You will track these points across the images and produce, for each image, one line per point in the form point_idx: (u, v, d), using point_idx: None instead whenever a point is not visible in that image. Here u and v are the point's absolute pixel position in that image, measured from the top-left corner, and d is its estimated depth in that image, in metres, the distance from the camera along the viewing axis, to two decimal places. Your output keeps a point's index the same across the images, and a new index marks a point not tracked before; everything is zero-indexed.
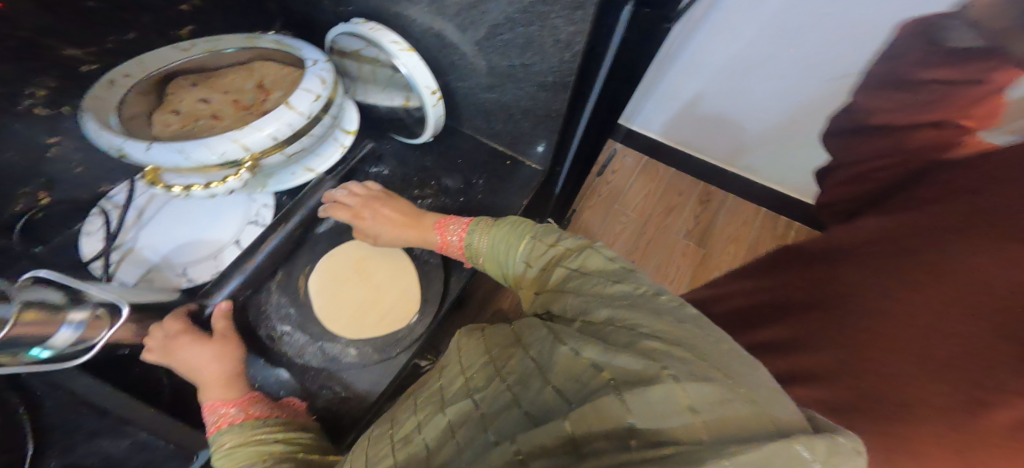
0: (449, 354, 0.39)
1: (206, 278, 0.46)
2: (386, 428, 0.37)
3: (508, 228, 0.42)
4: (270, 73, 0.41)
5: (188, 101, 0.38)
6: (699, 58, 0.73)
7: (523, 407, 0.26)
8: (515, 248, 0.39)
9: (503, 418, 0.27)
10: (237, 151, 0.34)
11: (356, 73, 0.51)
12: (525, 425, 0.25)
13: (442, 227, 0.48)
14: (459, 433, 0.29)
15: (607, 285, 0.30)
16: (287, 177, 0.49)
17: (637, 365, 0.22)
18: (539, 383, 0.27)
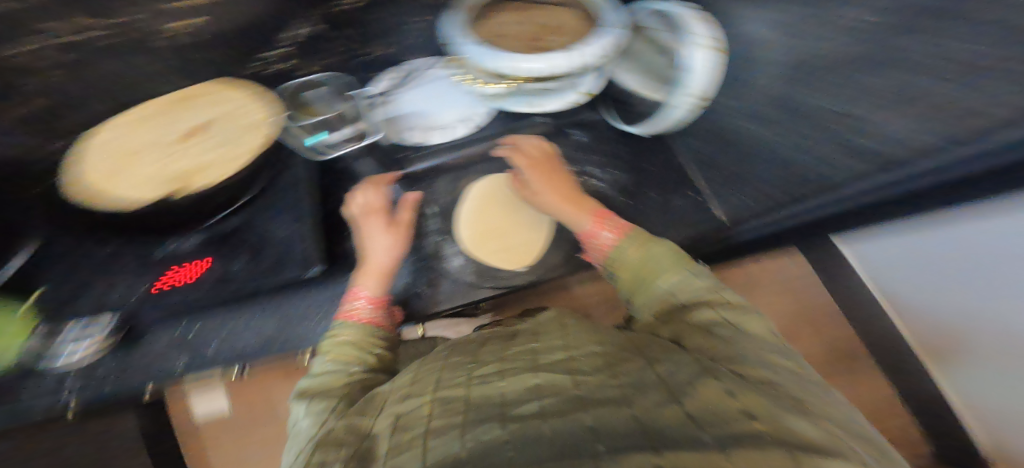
0: (550, 330, 0.41)
1: (413, 142, 0.64)
2: (465, 362, 0.40)
3: (660, 249, 0.46)
4: (572, 17, 0.50)
5: (525, 13, 0.51)
6: (886, 264, 0.66)
7: (636, 410, 0.27)
8: (665, 266, 0.44)
9: (611, 412, 0.28)
10: (524, 69, 0.45)
11: (636, 55, 0.58)
12: (635, 429, 0.26)
13: (598, 220, 0.52)
14: (551, 401, 0.30)
15: (769, 357, 0.31)
16: (516, 102, 0.60)
17: (791, 431, 0.23)
18: (661, 397, 0.28)
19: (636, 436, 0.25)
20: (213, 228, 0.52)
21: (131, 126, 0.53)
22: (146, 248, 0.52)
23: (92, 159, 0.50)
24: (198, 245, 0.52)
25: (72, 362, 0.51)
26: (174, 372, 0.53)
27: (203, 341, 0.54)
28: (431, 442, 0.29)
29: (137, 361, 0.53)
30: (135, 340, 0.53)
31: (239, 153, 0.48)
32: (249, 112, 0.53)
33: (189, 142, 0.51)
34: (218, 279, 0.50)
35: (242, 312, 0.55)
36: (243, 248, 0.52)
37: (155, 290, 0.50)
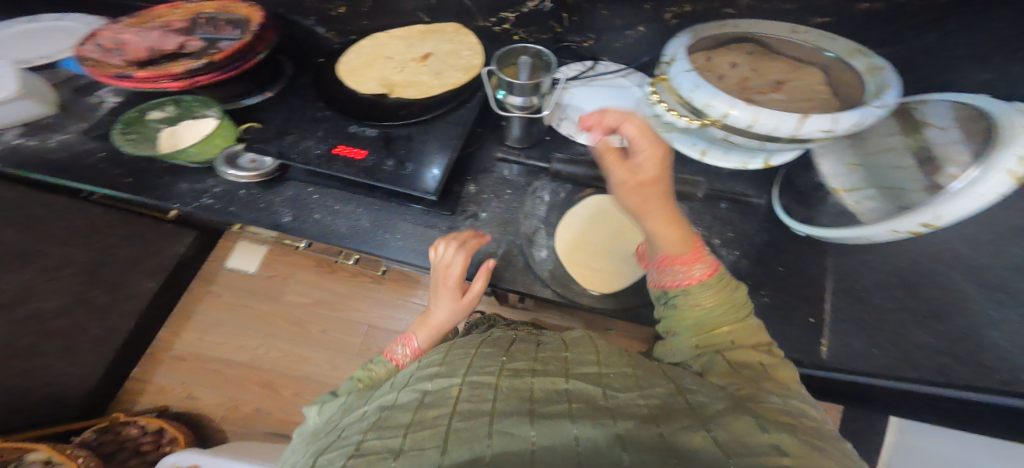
0: (583, 343, 0.44)
1: (562, 131, 0.85)
2: (495, 354, 0.43)
3: (729, 293, 0.46)
4: (811, 82, 0.64)
5: (763, 68, 0.66)
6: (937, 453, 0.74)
7: (663, 431, 0.31)
8: (725, 310, 0.46)
9: (640, 426, 0.31)
10: (722, 112, 0.58)
11: (862, 155, 0.64)
12: (659, 445, 0.30)
13: (690, 254, 0.49)
14: (579, 406, 0.34)
15: (799, 416, 0.34)
16: (689, 144, 0.76)
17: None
18: (691, 423, 0.31)
19: (661, 454, 0.29)
20: (389, 131, 0.79)
21: (401, 45, 0.93)
22: (342, 124, 0.81)
23: (360, 55, 0.91)
24: (372, 138, 0.78)
25: (240, 175, 0.80)
26: (278, 223, 0.79)
27: (314, 208, 0.80)
28: (455, 424, 0.33)
29: (268, 196, 0.81)
30: (278, 182, 0.82)
31: (449, 84, 0.84)
32: (464, 55, 0.88)
33: (411, 67, 0.88)
34: (367, 167, 0.74)
35: (350, 202, 0.80)
36: (397, 154, 0.76)
37: (335, 150, 0.77)
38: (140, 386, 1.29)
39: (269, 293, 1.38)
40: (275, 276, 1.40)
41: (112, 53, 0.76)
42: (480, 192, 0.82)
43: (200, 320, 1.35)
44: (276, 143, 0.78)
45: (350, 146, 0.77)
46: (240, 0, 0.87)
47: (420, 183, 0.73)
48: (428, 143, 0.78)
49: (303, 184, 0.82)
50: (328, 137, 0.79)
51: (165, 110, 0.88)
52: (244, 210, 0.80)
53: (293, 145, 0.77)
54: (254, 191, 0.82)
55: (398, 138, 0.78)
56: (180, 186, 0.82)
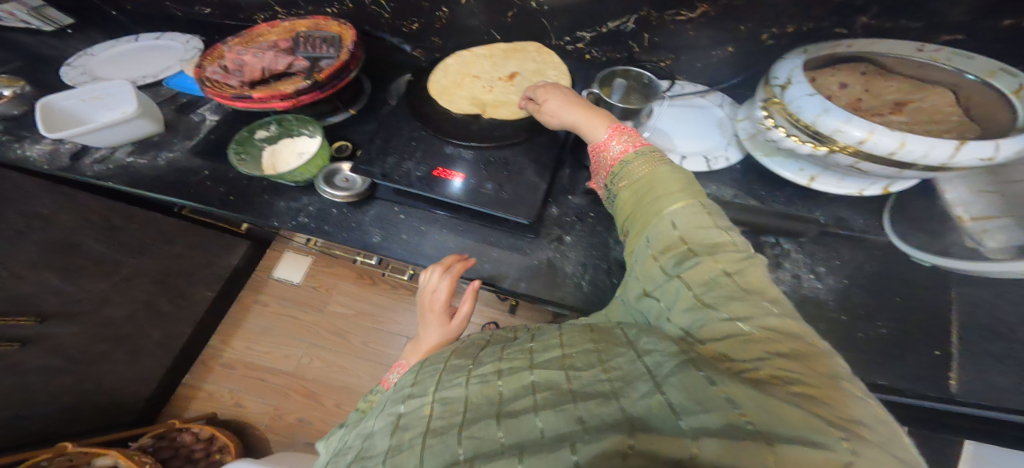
0: (547, 334, 0.47)
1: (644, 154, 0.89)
2: (464, 364, 0.44)
3: (667, 172, 0.54)
4: (940, 102, 0.65)
5: (879, 88, 0.69)
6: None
7: (622, 404, 0.33)
8: (669, 190, 0.51)
9: (600, 405, 0.34)
10: (855, 138, 0.61)
11: (991, 183, 0.66)
12: (620, 420, 0.32)
13: (615, 134, 0.65)
14: (543, 395, 0.36)
15: (775, 345, 0.35)
16: (793, 168, 0.77)
17: (762, 407, 0.29)
18: (646, 389, 0.34)
19: (620, 428, 0.31)
20: (485, 152, 0.83)
21: (489, 64, 0.97)
22: (437, 146, 0.84)
23: (450, 73, 0.96)
24: (470, 159, 0.82)
25: (334, 194, 0.84)
26: (370, 242, 0.82)
27: (404, 226, 0.84)
28: (429, 441, 0.35)
29: (358, 215, 0.85)
30: (366, 202, 0.86)
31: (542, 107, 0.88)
32: (549, 74, 0.92)
33: (499, 87, 0.93)
34: (467, 192, 0.77)
35: (439, 223, 0.84)
36: (496, 177, 0.80)
37: (435, 173, 0.80)
38: (193, 392, 1.40)
39: (316, 304, 1.48)
40: (317, 285, 1.51)
41: (232, 74, 0.85)
42: (563, 213, 0.84)
43: (250, 329, 1.46)
44: (376, 165, 0.81)
45: (449, 168, 0.81)
46: (329, 19, 0.96)
47: (519, 207, 0.77)
48: (527, 167, 0.81)
49: (392, 202, 0.86)
50: (428, 157, 0.82)
51: (269, 129, 0.91)
52: (336, 230, 0.83)
53: (394, 169, 0.81)
54: (345, 210, 0.85)
55: (496, 161, 0.82)
56: (279, 203, 0.86)
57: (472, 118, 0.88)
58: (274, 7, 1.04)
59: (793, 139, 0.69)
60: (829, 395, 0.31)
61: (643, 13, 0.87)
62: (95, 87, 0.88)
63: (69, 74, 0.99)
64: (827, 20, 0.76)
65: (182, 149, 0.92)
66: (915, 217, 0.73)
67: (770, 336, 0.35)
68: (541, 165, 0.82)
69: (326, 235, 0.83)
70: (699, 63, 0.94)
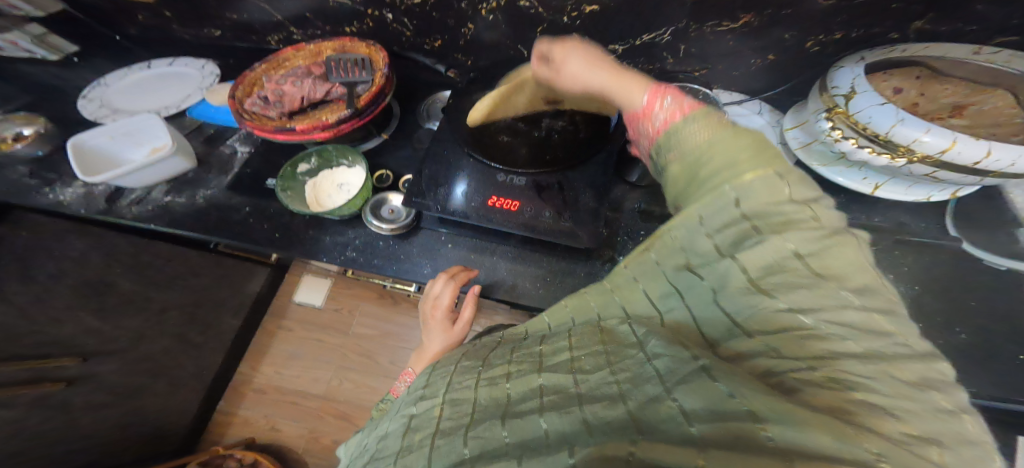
0: (557, 334, 0.44)
1: None
2: (474, 366, 0.42)
3: (730, 136, 0.42)
4: (1000, 105, 0.69)
5: (935, 92, 0.72)
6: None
7: (629, 406, 0.31)
8: (734, 152, 0.40)
9: (606, 408, 0.32)
10: (937, 147, 0.62)
11: None
12: (626, 424, 0.30)
13: (656, 99, 0.50)
14: (551, 398, 0.34)
15: (844, 341, 0.30)
16: (856, 177, 0.80)
17: (788, 415, 0.26)
18: (657, 392, 0.32)
19: (626, 431, 0.29)
20: (537, 177, 0.80)
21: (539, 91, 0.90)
22: (489, 172, 0.81)
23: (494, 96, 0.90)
24: (524, 185, 0.80)
25: (380, 226, 0.86)
26: (422, 274, 0.84)
27: (452, 254, 0.86)
28: (437, 441, 0.34)
29: (405, 246, 0.86)
30: (411, 232, 0.88)
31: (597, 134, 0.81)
32: None
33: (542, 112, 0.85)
34: (526, 220, 0.78)
35: (488, 252, 0.85)
36: (552, 203, 0.78)
37: (490, 202, 0.79)
38: (230, 418, 1.40)
39: (339, 326, 1.47)
40: (340, 308, 1.49)
41: (273, 105, 0.86)
42: (616, 237, 0.85)
43: (274, 354, 1.45)
44: (430, 199, 0.81)
45: (503, 197, 0.79)
46: (354, 39, 0.96)
47: (580, 233, 0.77)
48: (584, 190, 0.80)
49: (437, 229, 0.87)
50: (481, 185, 0.80)
51: (309, 162, 0.93)
52: (383, 263, 0.85)
53: (446, 203, 0.80)
54: (391, 241, 0.87)
55: (551, 186, 0.80)
56: (325, 238, 0.88)
57: (518, 140, 0.83)
58: (290, 27, 1.05)
59: (867, 151, 0.70)
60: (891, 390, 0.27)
61: (683, 25, 0.86)
62: (122, 124, 0.91)
63: (86, 108, 1.01)
64: (882, 26, 0.76)
65: (217, 186, 0.95)
66: (974, 217, 0.81)
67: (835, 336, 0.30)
68: (598, 188, 0.80)
69: (373, 267, 0.85)
70: (738, 69, 0.94)
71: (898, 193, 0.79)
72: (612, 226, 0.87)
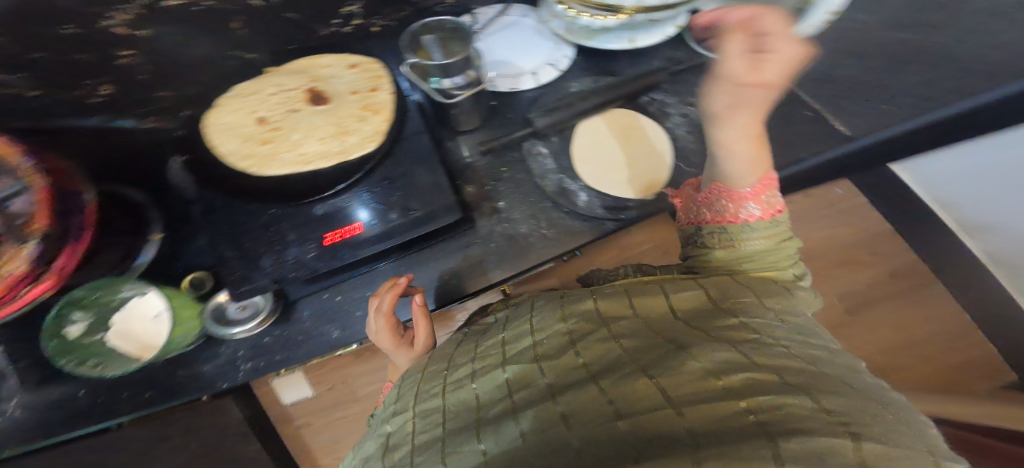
0: (520, 315, 0.40)
1: (503, 89, 0.66)
2: (441, 369, 0.39)
3: (780, 250, 0.43)
4: None
5: None
6: (932, 173, 0.88)
7: (605, 387, 0.27)
8: (775, 260, 0.42)
9: (577, 394, 0.27)
10: None
11: None
12: (598, 406, 0.26)
13: (760, 186, 0.45)
14: (521, 395, 0.30)
15: (801, 335, 0.31)
16: (613, 40, 0.66)
17: (773, 394, 0.24)
18: (628, 369, 0.28)
19: (604, 418, 0.25)
20: (352, 188, 0.55)
21: (278, 78, 0.62)
22: (303, 210, 0.54)
23: (227, 123, 0.59)
24: (355, 204, 0.54)
25: (247, 328, 0.58)
26: (334, 340, 0.60)
27: (349, 303, 0.61)
28: (415, 458, 0.30)
29: (293, 325, 0.60)
30: (289, 309, 0.60)
31: (372, 132, 0.57)
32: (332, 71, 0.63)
33: (336, 99, 0.61)
34: (380, 232, 0.54)
35: (379, 278, 0.61)
36: (393, 202, 0.54)
37: (328, 241, 0.53)
38: None
39: (347, 396, 1.04)
40: (334, 384, 1.04)
41: None
42: (483, 187, 0.64)
43: (317, 448, 1.06)
44: (259, 274, 0.52)
45: (337, 228, 0.53)
46: None
47: (439, 212, 0.55)
48: (416, 168, 0.56)
49: (313, 292, 0.60)
50: (302, 228, 0.53)
51: (75, 321, 0.57)
52: (291, 351, 0.59)
53: (282, 266, 0.52)
54: (277, 331, 0.60)
55: (392, 180, 0.56)
56: (204, 369, 0.58)
57: (314, 155, 0.56)
58: None
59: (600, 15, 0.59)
60: (838, 370, 0.28)
61: None
62: None
63: None
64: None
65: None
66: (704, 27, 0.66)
67: (788, 328, 0.31)
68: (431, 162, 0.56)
69: (292, 363, 0.60)
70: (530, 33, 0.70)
71: (712, 50, 0.65)
72: (548, 198, 0.62)
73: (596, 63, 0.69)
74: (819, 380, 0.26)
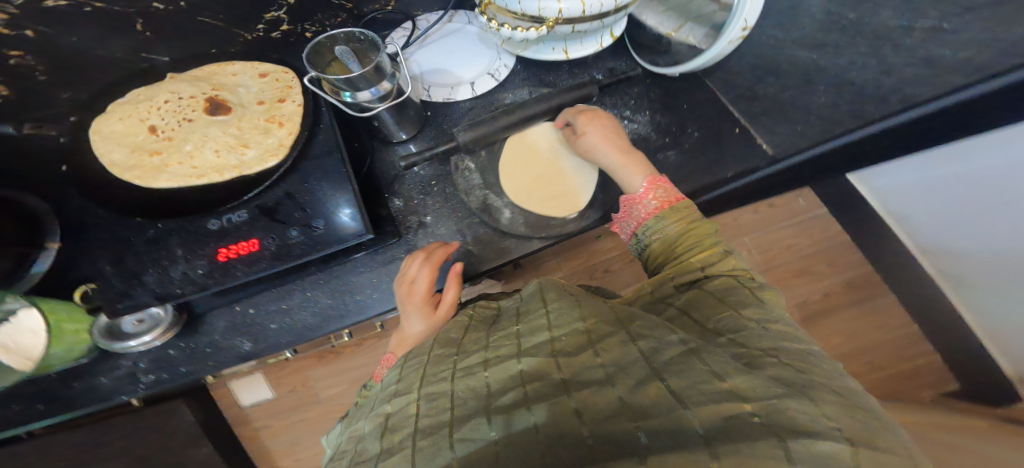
0: (532, 308, 0.42)
1: (438, 99, 0.69)
2: (448, 354, 0.40)
3: (702, 230, 0.48)
4: None
5: None
6: (893, 188, 0.89)
7: (621, 390, 0.28)
8: (702, 244, 0.47)
9: (595, 395, 0.29)
10: (553, 10, 0.47)
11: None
12: (619, 410, 0.27)
13: (649, 186, 0.54)
14: (534, 386, 0.31)
15: (786, 335, 0.34)
16: (546, 51, 0.65)
17: (775, 397, 0.26)
18: (645, 373, 0.29)
19: (621, 419, 0.26)
20: (257, 200, 0.55)
21: (177, 84, 0.65)
22: (198, 225, 0.54)
23: (122, 130, 0.62)
24: (250, 220, 0.54)
25: (145, 341, 0.61)
26: (244, 352, 0.63)
27: (264, 317, 0.63)
28: (419, 443, 0.30)
29: (203, 337, 0.63)
30: (196, 322, 0.63)
31: (268, 144, 0.58)
32: (237, 74, 0.66)
33: (234, 109, 0.64)
34: (275, 251, 0.52)
35: (293, 293, 0.63)
36: (294, 218, 0.53)
37: (222, 257, 0.52)
38: None
39: (308, 398, 1.16)
40: (295, 387, 1.16)
41: None
42: (411, 200, 0.66)
43: (278, 449, 1.16)
44: (140, 291, 0.51)
45: (235, 244, 0.53)
46: None
47: (343, 234, 0.53)
48: (320, 185, 0.54)
49: (226, 306, 0.63)
50: (192, 244, 0.53)
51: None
52: (199, 363, 0.63)
53: (166, 283, 0.52)
54: (184, 343, 0.63)
55: (290, 202, 0.54)
56: (100, 382, 0.63)
57: (208, 164, 0.60)
58: None
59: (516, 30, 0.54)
60: (823, 372, 0.30)
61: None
62: None
63: None
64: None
65: None
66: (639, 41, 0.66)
67: (769, 333, 0.34)
68: (336, 178, 0.55)
69: (200, 375, 0.63)
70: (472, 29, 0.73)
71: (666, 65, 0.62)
72: (451, 216, 0.65)
73: (535, 72, 0.70)
74: (807, 385, 0.28)
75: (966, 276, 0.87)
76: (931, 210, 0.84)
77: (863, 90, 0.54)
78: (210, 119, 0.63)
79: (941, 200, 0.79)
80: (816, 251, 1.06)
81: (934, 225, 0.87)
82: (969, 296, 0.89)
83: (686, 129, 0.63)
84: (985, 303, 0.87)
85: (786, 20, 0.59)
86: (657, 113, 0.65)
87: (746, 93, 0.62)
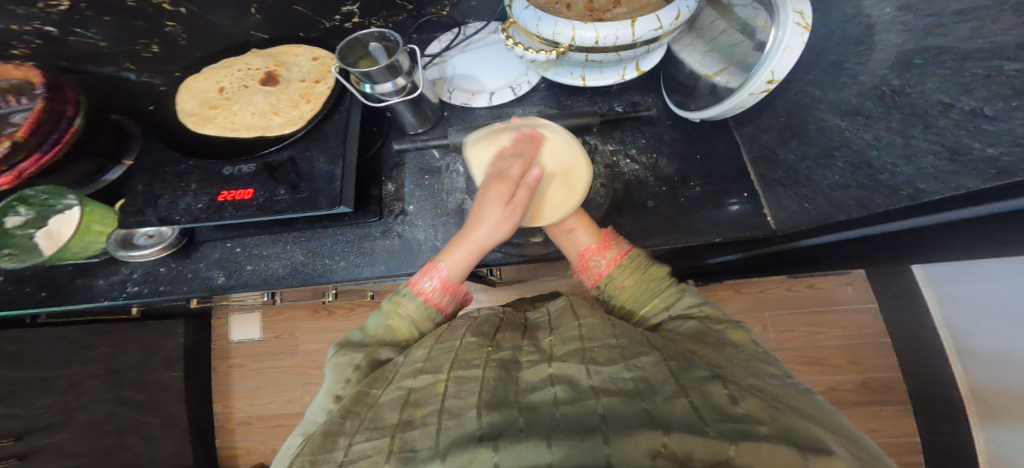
0: (565, 321, 0.44)
1: (456, 103, 0.69)
2: (482, 344, 0.41)
3: (657, 273, 0.49)
4: None
5: None
6: (956, 299, 0.83)
7: (647, 403, 0.30)
8: (660, 289, 0.47)
9: (623, 403, 0.30)
10: (567, 37, 0.46)
11: (707, 38, 0.55)
12: (644, 419, 0.28)
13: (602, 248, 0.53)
14: (562, 389, 0.33)
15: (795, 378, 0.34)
16: (564, 74, 0.64)
17: (791, 425, 0.27)
18: (673, 390, 0.30)
19: (644, 426, 0.28)
20: (266, 158, 0.58)
21: (247, 56, 0.70)
22: (214, 166, 0.58)
23: (190, 87, 0.67)
24: (254, 172, 0.57)
25: (145, 253, 0.63)
26: (215, 286, 0.65)
27: (245, 258, 0.66)
28: (444, 421, 0.32)
29: (189, 263, 0.65)
30: (190, 250, 0.66)
31: (297, 118, 0.61)
32: (300, 53, 0.69)
33: (279, 81, 0.66)
34: (262, 203, 0.55)
35: (277, 243, 0.66)
36: (286, 179, 0.56)
37: (220, 198, 0.55)
38: (228, 452, 1.17)
39: (287, 348, 1.20)
40: (281, 334, 1.21)
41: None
42: (402, 187, 0.67)
43: (241, 389, 1.20)
44: (152, 211, 0.55)
45: (231, 190, 0.56)
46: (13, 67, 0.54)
47: (321, 198, 0.54)
48: (319, 156, 0.57)
49: (218, 241, 0.66)
50: (203, 182, 0.57)
51: (17, 213, 0.60)
52: (175, 287, 0.65)
53: (172, 209, 0.55)
54: (174, 265, 0.65)
55: (292, 165, 0.57)
56: (98, 282, 0.65)
57: (242, 125, 0.63)
58: None
59: (528, 51, 0.53)
60: (829, 415, 0.30)
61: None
62: None
63: None
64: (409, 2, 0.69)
65: None
66: (676, 80, 0.61)
67: (768, 371, 0.34)
68: (334, 154, 0.57)
69: (173, 298, 0.65)
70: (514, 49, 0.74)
71: (693, 111, 0.56)
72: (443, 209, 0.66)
73: (556, 95, 0.69)
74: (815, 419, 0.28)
75: (998, 407, 0.79)
76: (989, 329, 0.76)
77: (881, 178, 0.42)
78: (261, 89, 0.66)
79: (1002, 323, 0.72)
80: (821, 310, 1.04)
81: (986, 348, 0.79)
82: (990, 428, 0.81)
83: (688, 182, 0.60)
84: (997, 439, 0.80)
85: (825, 82, 0.45)
86: (668, 159, 0.63)
87: (769, 156, 0.56)
